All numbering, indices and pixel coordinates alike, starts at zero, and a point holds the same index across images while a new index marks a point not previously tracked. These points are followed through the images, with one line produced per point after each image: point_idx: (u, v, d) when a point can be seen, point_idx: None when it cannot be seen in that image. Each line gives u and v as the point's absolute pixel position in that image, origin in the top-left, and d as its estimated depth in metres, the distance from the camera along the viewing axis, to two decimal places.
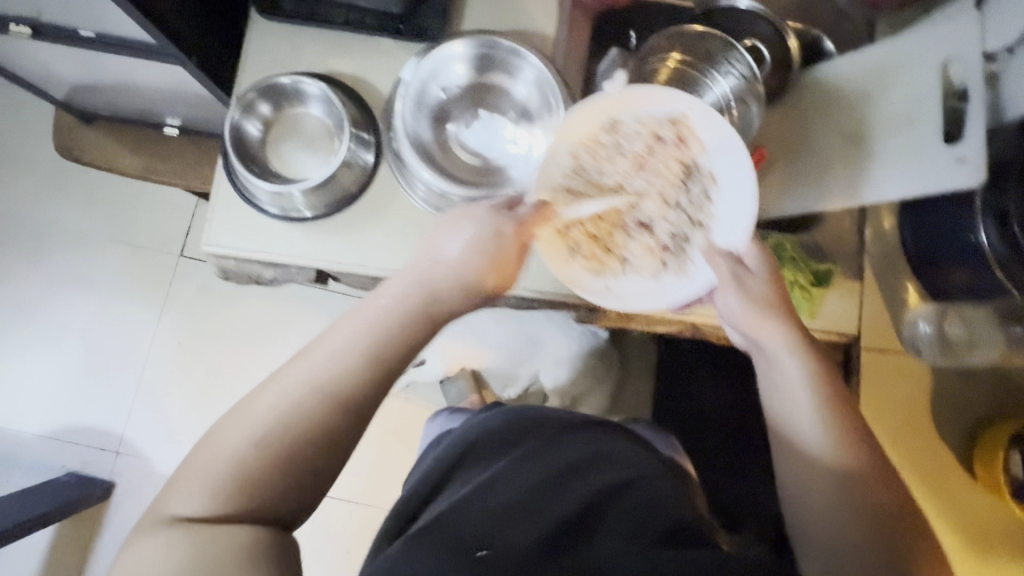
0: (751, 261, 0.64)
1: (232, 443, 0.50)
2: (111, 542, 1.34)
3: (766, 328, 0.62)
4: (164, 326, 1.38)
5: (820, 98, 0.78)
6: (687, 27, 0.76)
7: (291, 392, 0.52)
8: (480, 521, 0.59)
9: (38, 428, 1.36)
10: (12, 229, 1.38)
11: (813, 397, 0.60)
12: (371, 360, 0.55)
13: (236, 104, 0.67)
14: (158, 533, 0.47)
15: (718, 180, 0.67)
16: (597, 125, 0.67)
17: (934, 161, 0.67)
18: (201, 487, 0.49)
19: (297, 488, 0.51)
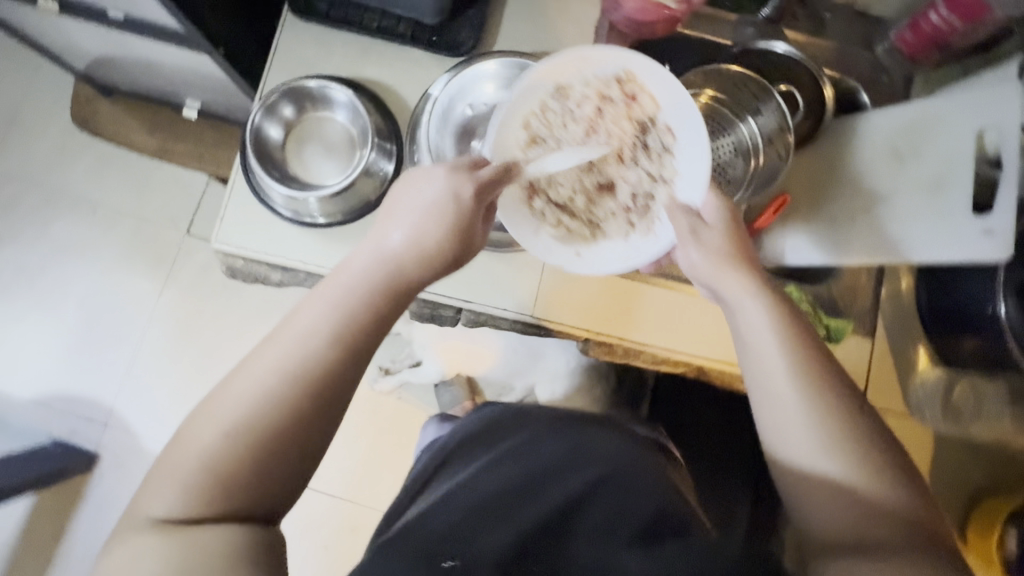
0: (710, 213, 0.60)
1: (201, 438, 0.47)
2: (91, 514, 1.33)
3: (728, 279, 0.57)
4: (163, 302, 1.37)
5: (845, 152, 0.79)
6: (726, 66, 0.77)
7: (257, 380, 0.49)
8: (449, 529, 0.55)
9: (28, 393, 1.35)
10: (20, 191, 1.36)
11: (785, 355, 0.54)
12: (338, 337, 0.52)
13: (260, 105, 0.66)
14: (134, 541, 0.44)
15: (676, 133, 0.65)
16: (545, 93, 0.65)
17: (960, 229, 0.65)
18: (172, 486, 0.46)
19: (273, 481, 0.48)
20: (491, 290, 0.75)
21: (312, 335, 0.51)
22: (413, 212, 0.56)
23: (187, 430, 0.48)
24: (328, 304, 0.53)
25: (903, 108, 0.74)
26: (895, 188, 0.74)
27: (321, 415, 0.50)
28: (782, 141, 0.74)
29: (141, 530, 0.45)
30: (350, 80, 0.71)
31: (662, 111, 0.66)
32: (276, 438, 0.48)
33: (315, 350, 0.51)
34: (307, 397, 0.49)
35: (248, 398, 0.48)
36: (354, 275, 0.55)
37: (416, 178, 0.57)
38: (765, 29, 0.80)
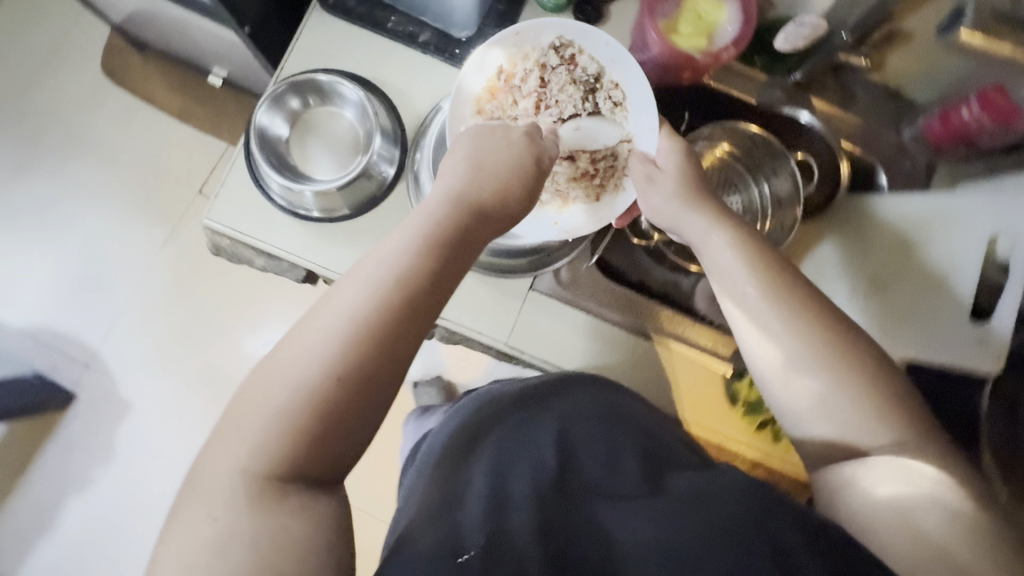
0: (666, 156, 0.67)
1: (272, 397, 0.48)
2: (60, 451, 1.34)
3: (690, 217, 0.64)
4: (164, 257, 1.38)
5: (864, 219, 0.75)
6: (744, 126, 0.76)
7: (319, 338, 0.50)
8: (460, 523, 0.53)
9: (18, 323, 1.35)
10: (42, 126, 1.37)
11: (758, 304, 0.59)
12: (406, 289, 0.52)
13: (267, 96, 0.66)
14: (213, 509, 0.45)
15: (623, 86, 0.70)
16: (491, 78, 0.69)
17: (956, 333, 0.67)
18: (245, 443, 0.47)
19: (345, 433, 0.49)
20: (468, 312, 0.76)
21: (379, 286, 0.51)
22: (481, 161, 0.61)
23: (251, 389, 0.49)
24: (393, 256, 0.53)
25: (925, 199, 0.72)
26: (901, 279, 0.71)
27: (383, 371, 0.50)
28: (790, 209, 0.74)
29: (222, 495, 0.46)
30: (362, 79, 0.71)
31: (604, 69, 0.70)
32: (339, 398, 0.48)
33: (380, 302, 0.51)
34: (371, 350, 0.50)
35: (317, 355, 0.49)
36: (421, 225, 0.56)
37: (482, 137, 0.63)
38: (793, 94, 0.78)
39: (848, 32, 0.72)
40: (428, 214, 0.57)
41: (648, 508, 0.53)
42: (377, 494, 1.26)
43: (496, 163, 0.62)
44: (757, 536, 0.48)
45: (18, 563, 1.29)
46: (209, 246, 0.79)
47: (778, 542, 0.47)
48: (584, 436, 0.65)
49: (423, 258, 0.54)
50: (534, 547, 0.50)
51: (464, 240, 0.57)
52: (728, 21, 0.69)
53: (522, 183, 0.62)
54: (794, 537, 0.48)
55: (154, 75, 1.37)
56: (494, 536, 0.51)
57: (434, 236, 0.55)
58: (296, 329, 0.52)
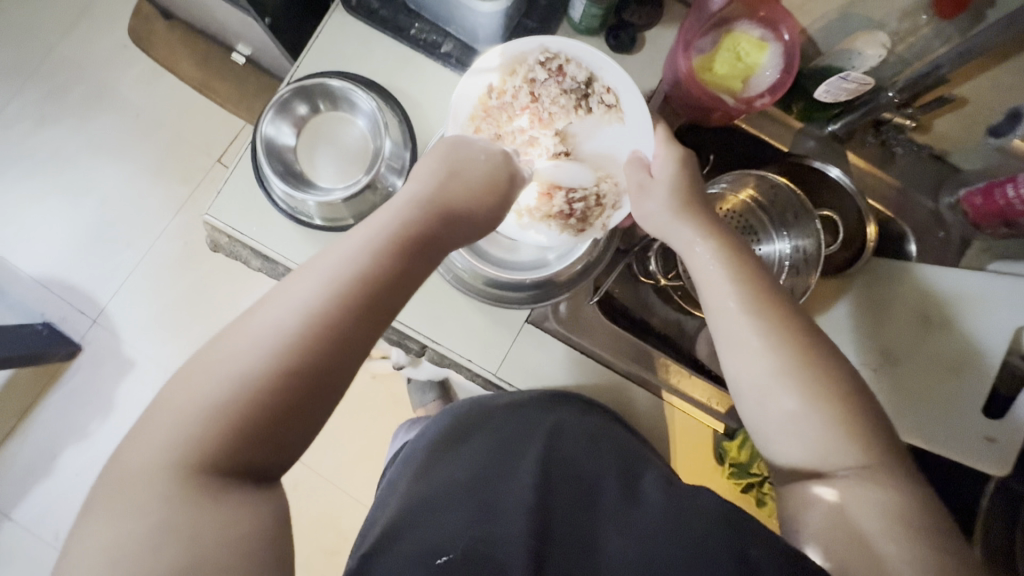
0: (660, 167, 0.64)
1: (203, 388, 0.43)
2: (61, 403, 1.30)
3: (678, 229, 0.62)
4: (177, 222, 1.35)
5: (892, 278, 0.72)
6: (776, 179, 0.72)
7: (260, 333, 0.45)
8: (443, 523, 0.58)
9: (33, 270, 1.31)
10: (68, 80, 1.35)
11: (776, 363, 0.56)
12: (363, 284, 0.47)
13: (274, 102, 0.67)
14: (133, 504, 0.40)
15: (615, 90, 0.67)
16: (483, 96, 0.66)
17: (963, 426, 0.62)
18: (168, 435, 0.42)
19: (286, 431, 0.44)
20: (459, 339, 0.74)
21: (333, 280, 0.47)
22: (462, 161, 0.58)
23: (185, 379, 0.44)
24: (354, 249, 0.49)
25: (979, 278, 0.65)
26: (920, 355, 0.67)
27: (332, 371, 0.45)
28: (808, 274, 0.71)
29: (144, 490, 0.41)
30: (377, 87, 0.72)
31: (593, 76, 0.68)
32: (278, 396, 0.44)
33: (332, 297, 0.46)
34: (319, 346, 0.45)
35: (257, 346, 0.44)
36: (389, 218, 0.52)
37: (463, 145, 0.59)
38: (828, 145, 0.78)
39: (896, 93, 0.69)
40: (396, 210, 0.53)
41: (624, 523, 0.58)
42: (367, 484, 1.26)
43: (470, 167, 0.58)
44: (726, 549, 0.52)
45: (14, 504, 1.25)
46: (209, 244, 0.80)
47: (746, 550, 0.51)
48: (570, 454, 0.65)
49: (383, 254, 0.49)
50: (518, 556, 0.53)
51: (429, 237, 0.53)
52: (767, 66, 0.66)
53: (493, 194, 0.58)
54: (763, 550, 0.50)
55: (179, 45, 1.33)
56: (477, 544, 0.55)
57: (399, 230, 0.51)
58: (237, 322, 0.47)
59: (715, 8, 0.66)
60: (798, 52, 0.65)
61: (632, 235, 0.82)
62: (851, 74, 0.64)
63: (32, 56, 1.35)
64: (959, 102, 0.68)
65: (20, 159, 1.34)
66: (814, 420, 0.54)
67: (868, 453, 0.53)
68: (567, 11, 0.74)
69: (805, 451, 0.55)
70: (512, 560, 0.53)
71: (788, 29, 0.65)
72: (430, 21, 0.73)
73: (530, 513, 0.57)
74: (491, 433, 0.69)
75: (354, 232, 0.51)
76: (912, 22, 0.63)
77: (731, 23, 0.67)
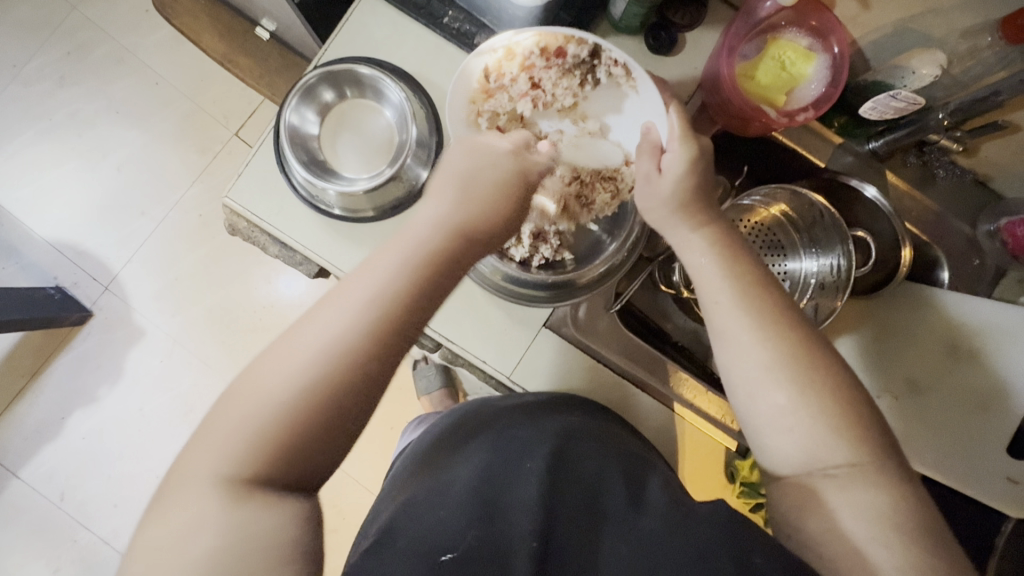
0: (671, 160, 0.58)
1: (249, 403, 0.45)
2: (69, 366, 1.30)
3: (674, 227, 0.60)
4: (192, 193, 1.34)
5: (907, 309, 0.73)
6: (812, 197, 0.71)
7: (295, 359, 0.46)
8: (443, 521, 0.54)
9: (47, 233, 1.31)
10: (89, 43, 1.33)
11: (813, 382, 0.52)
12: (389, 307, 0.48)
13: (300, 87, 0.70)
14: (201, 495, 0.42)
15: (624, 61, 0.64)
16: (481, 83, 0.66)
17: (984, 461, 0.61)
18: (224, 438, 0.44)
19: (324, 443, 0.45)
20: (473, 336, 0.74)
21: (362, 307, 0.47)
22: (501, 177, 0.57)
23: (233, 400, 0.46)
24: (388, 272, 0.49)
25: (1016, 313, 0.62)
26: (944, 387, 0.66)
27: (367, 388, 0.47)
28: (834, 296, 0.69)
29: (202, 490, 0.42)
30: (405, 76, 0.73)
31: (598, 46, 0.64)
32: (316, 414, 0.45)
33: (364, 324, 0.47)
34: (354, 371, 0.46)
35: (293, 371, 0.45)
36: (418, 237, 0.52)
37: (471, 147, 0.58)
38: (865, 162, 0.78)
39: (946, 114, 0.68)
40: (423, 233, 0.52)
41: (621, 533, 0.53)
42: (369, 467, 1.27)
43: (484, 180, 0.56)
44: (725, 551, 0.49)
45: (23, 463, 1.27)
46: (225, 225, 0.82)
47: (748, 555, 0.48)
48: (581, 457, 0.60)
49: (413, 281, 0.49)
50: (523, 542, 0.50)
51: (455, 263, 0.52)
52: (812, 78, 0.65)
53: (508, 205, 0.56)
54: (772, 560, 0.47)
55: (205, 15, 1.24)
56: (482, 542, 0.51)
57: (425, 256, 0.50)
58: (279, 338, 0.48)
59: (764, 14, 0.64)
60: (846, 66, 0.64)
61: (656, 244, 0.82)
62: (900, 94, 0.65)
63: (54, 16, 1.33)
64: (1011, 130, 0.69)
65: (39, 120, 1.32)
66: (854, 436, 0.51)
67: (912, 475, 0.52)
68: (606, 10, 0.73)
69: (828, 465, 0.51)
70: (514, 559, 0.49)
71: (837, 41, 0.64)
72: (464, 10, 0.74)
73: (535, 511, 0.52)
74: (488, 434, 0.67)
75: (384, 255, 0.51)
76: (973, 43, 0.63)
77: (778, 31, 0.66)
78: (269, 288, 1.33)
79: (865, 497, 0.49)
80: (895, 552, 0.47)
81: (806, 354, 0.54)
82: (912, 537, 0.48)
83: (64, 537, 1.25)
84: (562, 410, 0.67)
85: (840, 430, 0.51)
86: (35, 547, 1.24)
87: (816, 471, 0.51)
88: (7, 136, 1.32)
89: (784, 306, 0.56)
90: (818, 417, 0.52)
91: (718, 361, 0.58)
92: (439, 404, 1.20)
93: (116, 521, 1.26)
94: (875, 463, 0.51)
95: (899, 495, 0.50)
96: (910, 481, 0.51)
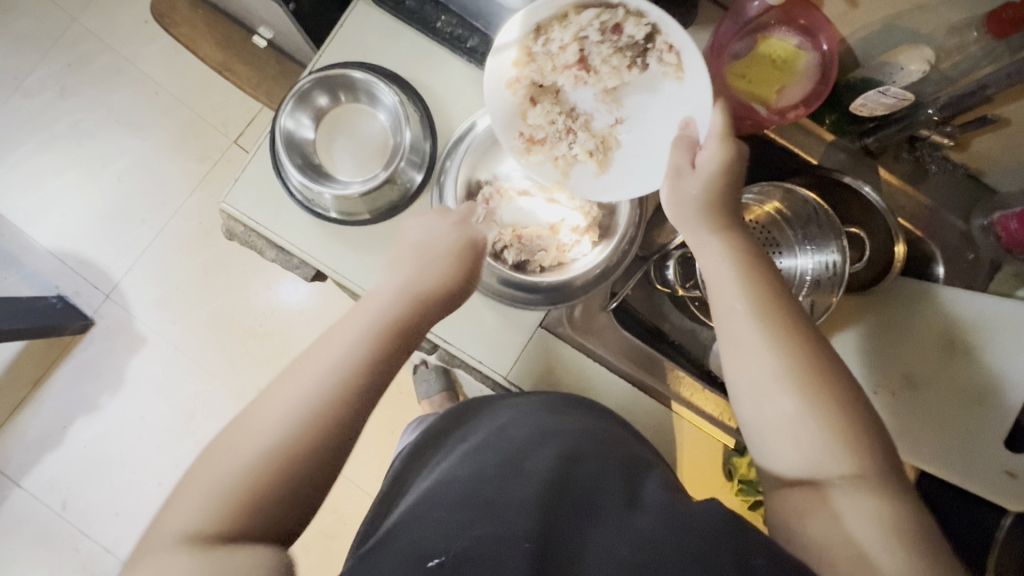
0: (706, 157, 0.59)
1: (198, 492, 0.44)
2: (71, 375, 1.30)
3: (692, 228, 0.60)
4: (192, 201, 1.35)
5: (901, 305, 0.74)
6: (804, 194, 0.71)
7: (270, 418, 0.48)
8: (439, 520, 0.53)
9: (49, 242, 1.32)
10: (90, 53, 1.35)
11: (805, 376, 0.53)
12: (355, 368, 0.51)
13: (295, 92, 0.70)
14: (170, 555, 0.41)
15: (678, 47, 0.63)
16: (526, 44, 0.65)
17: (983, 454, 0.61)
18: (199, 499, 0.44)
19: (298, 492, 0.46)
20: (470, 337, 0.75)
21: (329, 370, 0.51)
22: (454, 245, 0.63)
23: (206, 464, 0.46)
24: (351, 341, 0.53)
25: (1009, 305, 0.63)
26: (941, 381, 0.66)
27: (330, 459, 0.48)
28: (829, 292, 0.69)
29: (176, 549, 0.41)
30: (398, 80, 0.74)
31: (655, 28, 0.63)
32: (288, 467, 0.46)
33: (334, 380, 0.50)
34: (326, 425, 0.48)
35: (268, 427, 0.47)
36: (377, 309, 0.57)
37: (422, 220, 0.65)
38: (858, 159, 0.78)
39: (935, 110, 0.68)
40: (383, 302, 0.57)
41: (611, 530, 0.52)
42: (371, 472, 1.27)
43: (438, 248, 0.63)
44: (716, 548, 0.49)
45: (24, 472, 1.27)
46: (223, 231, 0.83)
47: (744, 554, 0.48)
48: (578, 464, 0.59)
49: (376, 343, 0.54)
50: (517, 544, 0.49)
51: (417, 324, 0.58)
52: (802, 77, 0.66)
53: (460, 268, 0.62)
54: (769, 559, 0.48)
55: (202, 24, 1.23)
56: (477, 541, 0.50)
57: (388, 321, 0.56)
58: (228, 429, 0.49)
59: (752, 13, 0.64)
60: (836, 62, 0.64)
61: (651, 241, 0.83)
62: (890, 90, 0.66)
63: (54, 28, 1.35)
64: (1002, 123, 0.69)
65: (41, 130, 1.33)
66: (846, 430, 0.51)
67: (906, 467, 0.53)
68: None
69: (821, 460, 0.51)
70: (505, 560, 0.48)
71: (826, 39, 0.65)
72: (457, 14, 0.74)
73: (529, 512, 0.52)
74: (484, 435, 0.67)
75: (347, 326, 0.55)
76: (960, 38, 0.64)
77: (767, 30, 0.66)
78: (269, 294, 1.34)
79: (861, 495, 0.49)
80: (888, 542, 0.47)
81: (798, 347, 0.54)
82: (908, 534, 0.48)
83: (66, 546, 1.25)
84: (559, 412, 0.68)
85: (833, 425, 0.51)
86: (38, 556, 1.24)
87: (809, 464, 0.52)
88: (7, 147, 1.33)
89: (783, 300, 0.57)
90: (809, 409, 0.52)
91: (727, 364, 0.58)
92: (439, 408, 1.20)
93: (119, 530, 1.26)
94: (868, 455, 0.51)
95: (891, 486, 0.50)
96: (902, 473, 0.52)
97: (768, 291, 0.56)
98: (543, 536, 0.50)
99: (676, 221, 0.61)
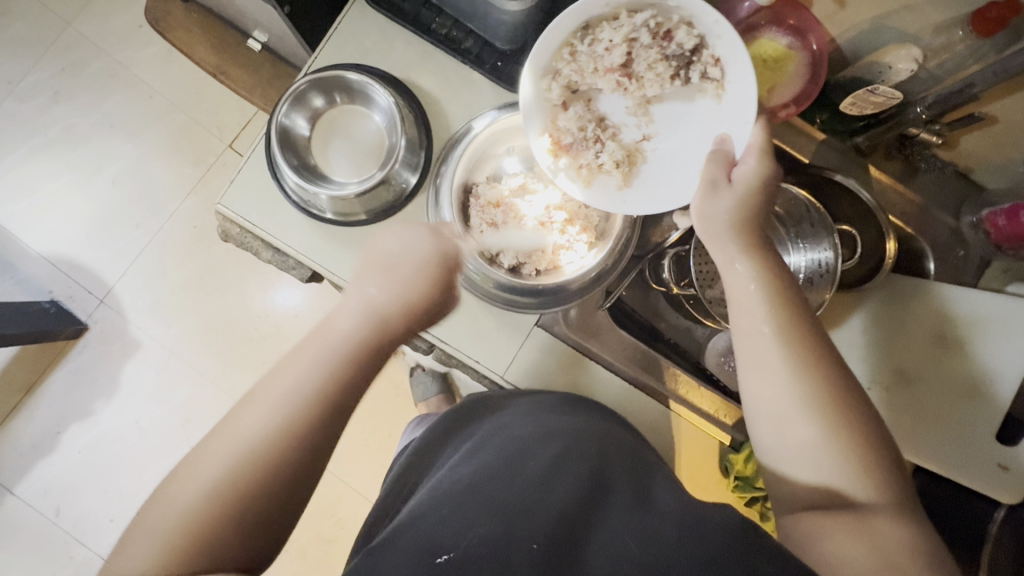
0: (744, 173, 0.59)
1: (169, 509, 0.47)
2: (65, 380, 1.30)
3: (721, 243, 0.59)
4: (187, 205, 1.34)
5: (895, 300, 0.74)
6: (797, 193, 0.72)
7: (232, 447, 0.49)
8: (445, 520, 0.52)
9: (42, 247, 1.31)
10: (84, 57, 1.35)
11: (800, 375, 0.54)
12: (320, 395, 0.53)
13: (291, 93, 0.70)
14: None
15: (724, 59, 0.63)
16: (569, 40, 0.64)
17: (978, 448, 0.62)
18: (161, 525, 0.46)
19: (263, 519, 0.48)
20: (467, 338, 0.75)
21: (293, 397, 0.52)
22: (423, 261, 0.64)
23: (170, 490, 0.48)
24: (314, 368, 0.54)
25: (1000, 302, 0.64)
26: (935, 376, 0.67)
27: (299, 479, 0.50)
28: (824, 288, 0.70)
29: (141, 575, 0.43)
30: (391, 79, 0.74)
31: (705, 41, 0.63)
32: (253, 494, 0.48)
33: (299, 407, 0.52)
34: (290, 454, 0.50)
35: (232, 455, 0.49)
36: (340, 333, 0.57)
37: (392, 234, 0.65)
38: (849, 157, 0.79)
39: (923, 109, 0.69)
40: (347, 326, 0.58)
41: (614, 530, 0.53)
42: (367, 474, 1.27)
43: (405, 266, 0.63)
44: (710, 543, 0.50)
45: (18, 479, 1.26)
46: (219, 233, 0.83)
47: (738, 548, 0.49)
48: (575, 461, 0.59)
49: (339, 369, 0.55)
50: (527, 545, 0.49)
51: (382, 347, 0.59)
52: (793, 77, 0.67)
53: (428, 283, 0.63)
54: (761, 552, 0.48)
55: (196, 28, 1.24)
56: (489, 541, 0.50)
57: (352, 346, 0.56)
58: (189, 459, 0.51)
59: (742, 14, 0.68)
60: (824, 62, 0.67)
61: (645, 242, 0.82)
62: (878, 89, 0.67)
63: (48, 32, 1.34)
64: (990, 120, 0.71)
65: (34, 134, 1.33)
66: (838, 424, 0.52)
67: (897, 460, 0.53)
68: None
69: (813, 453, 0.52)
70: (516, 559, 0.48)
71: (815, 39, 0.66)
72: (451, 16, 0.75)
73: (535, 513, 0.52)
74: (480, 436, 0.67)
75: (308, 351, 0.56)
76: (946, 37, 0.65)
77: (757, 30, 0.68)
78: (264, 297, 1.33)
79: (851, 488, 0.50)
80: (877, 535, 0.48)
81: (790, 343, 0.55)
82: (896, 526, 0.49)
83: (59, 554, 1.24)
84: (552, 411, 0.68)
85: (824, 418, 0.52)
86: (31, 564, 1.23)
87: (801, 458, 0.52)
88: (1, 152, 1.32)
89: (802, 312, 0.57)
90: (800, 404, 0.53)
91: (740, 376, 0.58)
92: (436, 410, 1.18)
93: (114, 536, 1.26)
94: (859, 449, 0.52)
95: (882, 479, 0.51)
96: (894, 467, 0.52)
97: (786, 301, 0.57)
98: (551, 536, 0.50)
99: (705, 237, 0.61)
